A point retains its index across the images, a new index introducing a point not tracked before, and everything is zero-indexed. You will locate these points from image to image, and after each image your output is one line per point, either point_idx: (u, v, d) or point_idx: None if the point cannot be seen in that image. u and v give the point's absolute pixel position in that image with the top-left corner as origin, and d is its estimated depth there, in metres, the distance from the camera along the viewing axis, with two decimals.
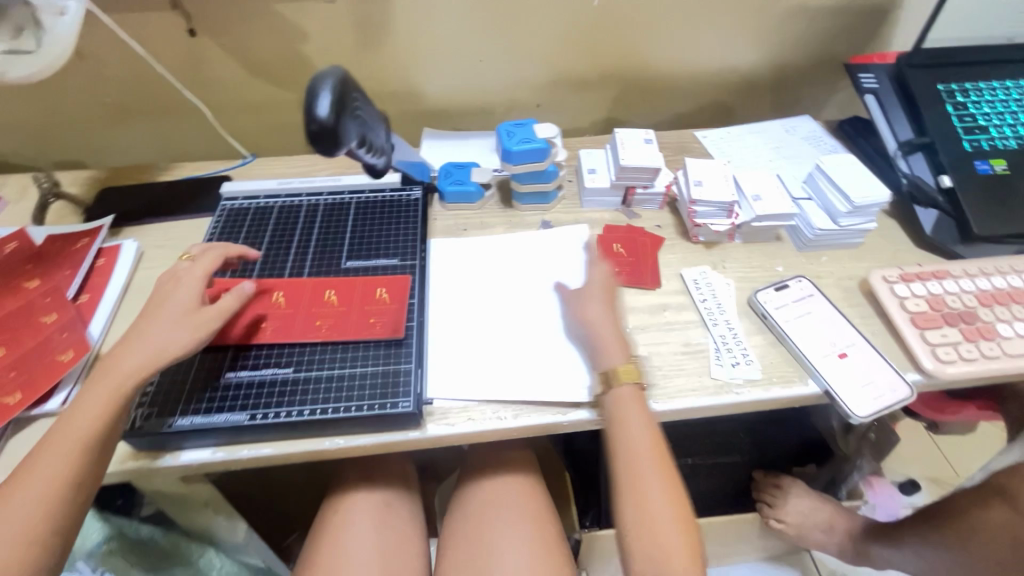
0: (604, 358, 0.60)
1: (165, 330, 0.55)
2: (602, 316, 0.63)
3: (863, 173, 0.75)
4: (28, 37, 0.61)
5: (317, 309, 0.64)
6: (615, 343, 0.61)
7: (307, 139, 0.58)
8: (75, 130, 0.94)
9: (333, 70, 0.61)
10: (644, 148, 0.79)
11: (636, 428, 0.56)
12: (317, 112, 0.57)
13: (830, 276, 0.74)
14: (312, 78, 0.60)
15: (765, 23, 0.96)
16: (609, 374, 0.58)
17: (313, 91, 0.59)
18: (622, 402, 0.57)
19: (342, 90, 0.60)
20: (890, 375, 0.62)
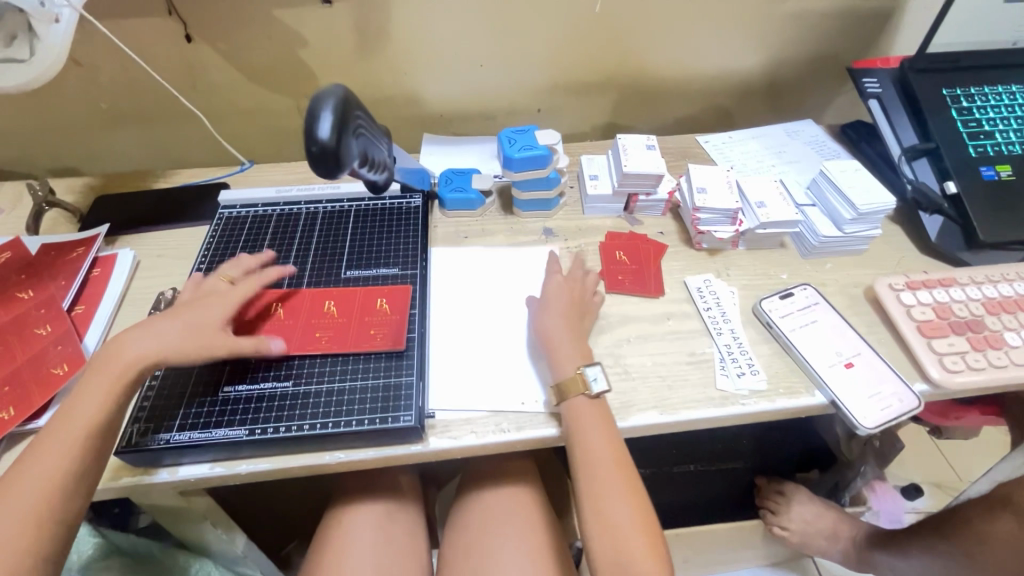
0: (557, 369, 0.60)
1: (165, 338, 0.55)
2: (559, 328, 0.62)
3: (867, 179, 0.75)
4: (22, 46, 0.60)
5: (316, 320, 0.64)
6: (572, 356, 0.60)
7: (308, 161, 0.58)
8: (71, 136, 0.93)
9: (335, 89, 0.61)
10: (646, 155, 0.78)
11: (593, 436, 0.55)
12: (318, 134, 0.57)
13: (835, 283, 0.73)
14: (313, 97, 0.60)
15: (767, 27, 0.95)
16: (562, 386, 0.58)
17: (314, 111, 0.58)
18: (578, 411, 0.57)
19: (343, 109, 0.59)
20: (896, 384, 0.61)
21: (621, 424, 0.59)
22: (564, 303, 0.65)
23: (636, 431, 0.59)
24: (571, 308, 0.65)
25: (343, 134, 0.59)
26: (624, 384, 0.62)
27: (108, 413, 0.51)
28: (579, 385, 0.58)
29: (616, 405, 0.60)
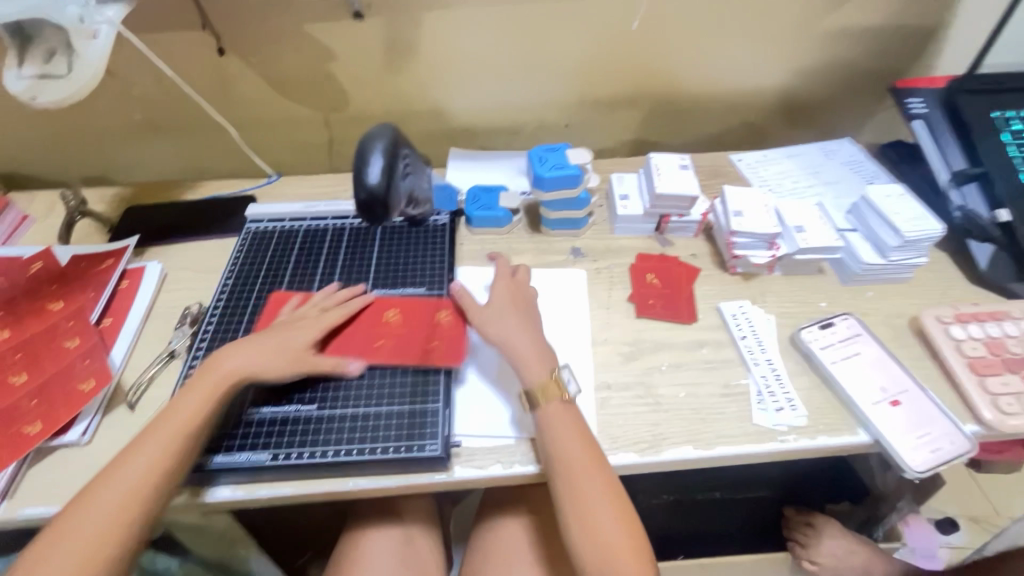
0: (526, 373, 0.57)
1: (257, 359, 0.56)
2: (516, 331, 0.60)
3: (913, 204, 0.72)
4: (61, 61, 0.60)
5: (379, 330, 0.63)
6: (537, 358, 0.58)
7: (358, 205, 0.63)
8: (105, 146, 0.94)
9: (384, 131, 0.65)
10: (679, 175, 0.76)
11: (571, 443, 0.53)
12: (368, 180, 0.62)
13: (877, 313, 0.70)
14: (364, 140, 0.65)
15: (805, 43, 0.93)
16: (534, 391, 0.56)
17: (364, 157, 0.63)
18: (554, 418, 0.55)
19: (391, 155, 0.64)
20: (945, 424, 0.58)
21: (652, 459, 0.57)
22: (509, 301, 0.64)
23: (668, 466, 0.57)
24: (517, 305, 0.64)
25: (391, 179, 0.63)
26: (656, 415, 0.60)
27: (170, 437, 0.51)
28: (553, 388, 0.56)
29: (648, 439, 0.58)
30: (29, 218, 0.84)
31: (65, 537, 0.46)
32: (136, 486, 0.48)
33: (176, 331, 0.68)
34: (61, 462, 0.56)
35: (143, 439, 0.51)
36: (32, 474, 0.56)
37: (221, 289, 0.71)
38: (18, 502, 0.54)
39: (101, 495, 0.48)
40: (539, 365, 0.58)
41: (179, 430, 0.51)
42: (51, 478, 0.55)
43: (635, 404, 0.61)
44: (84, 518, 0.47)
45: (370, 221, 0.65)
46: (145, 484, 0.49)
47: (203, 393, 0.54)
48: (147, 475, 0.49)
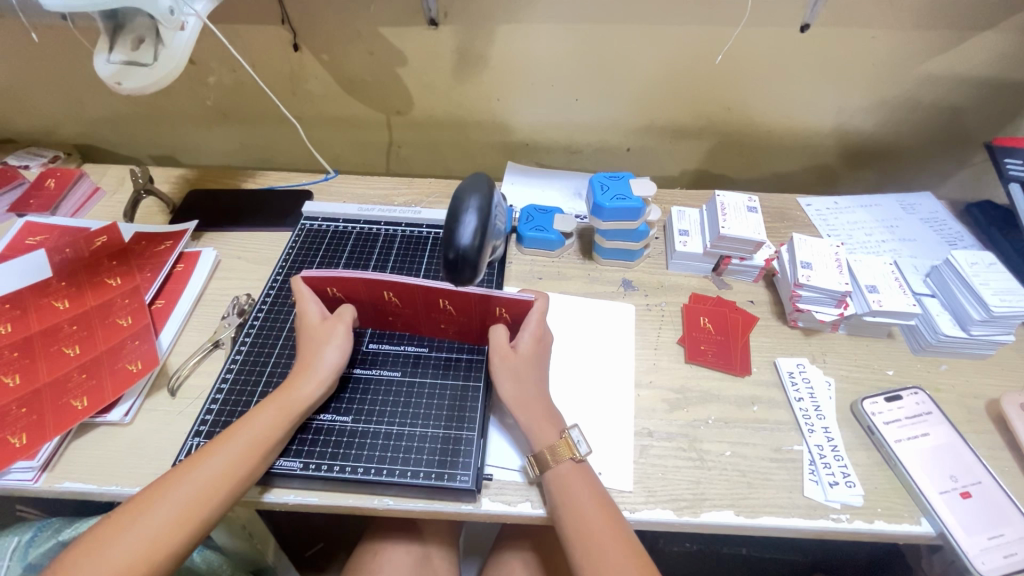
0: (535, 437, 0.53)
1: (339, 346, 0.58)
2: (524, 386, 0.56)
3: (1003, 275, 0.66)
4: (149, 50, 0.62)
5: (437, 316, 0.61)
6: (546, 419, 0.55)
7: (443, 263, 0.53)
8: (177, 127, 0.97)
9: (479, 181, 0.55)
10: (746, 218, 0.72)
11: (585, 504, 0.50)
12: (461, 239, 0.51)
13: (951, 390, 0.65)
14: (456, 192, 0.54)
15: (897, 88, 0.87)
16: (543, 455, 0.52)
17: (458, 210, 0.53)
18: (564, 479, 0.51)
19: (487, 211, 0.53)
20: (1021, 526, 0.53)
21: (690, 520, 0.53)
22: (528, 343, 0.58)
23: (706, 529, 0.54)
24: (536, 348, 0.59)
25: (485, 239, 0.53)
26: (698, 473, 0.57)
27: (226, 476, 0.48)
28: (563, 449, 0.53)
29: (688, 497, 0.55)
30: (100, 191, 0.87)
31: (128, 533, 0.44)
32: (202, 495, 0.47)
33: (223, 321, 0.68)
34: (101, 440, 0.57)
35: (219, 445, 0.50)
36: (73, 448, 0.57)
37: (271, 285, 0.71)
38: (58, 475, 0.55)
39: (173, 491, 0.47)
40: (546, 428, 0.54)
41: (255, 442, 0.51)
42: (92, 457, 0.56)
43: (676, 457, 0.58)
44: (127, 550, 0.43)
45: (452, 283, 0.54)
46: (216, 491, 0.48)
47: (271, 426, 0.52)
48: (217, 483, 0.48)
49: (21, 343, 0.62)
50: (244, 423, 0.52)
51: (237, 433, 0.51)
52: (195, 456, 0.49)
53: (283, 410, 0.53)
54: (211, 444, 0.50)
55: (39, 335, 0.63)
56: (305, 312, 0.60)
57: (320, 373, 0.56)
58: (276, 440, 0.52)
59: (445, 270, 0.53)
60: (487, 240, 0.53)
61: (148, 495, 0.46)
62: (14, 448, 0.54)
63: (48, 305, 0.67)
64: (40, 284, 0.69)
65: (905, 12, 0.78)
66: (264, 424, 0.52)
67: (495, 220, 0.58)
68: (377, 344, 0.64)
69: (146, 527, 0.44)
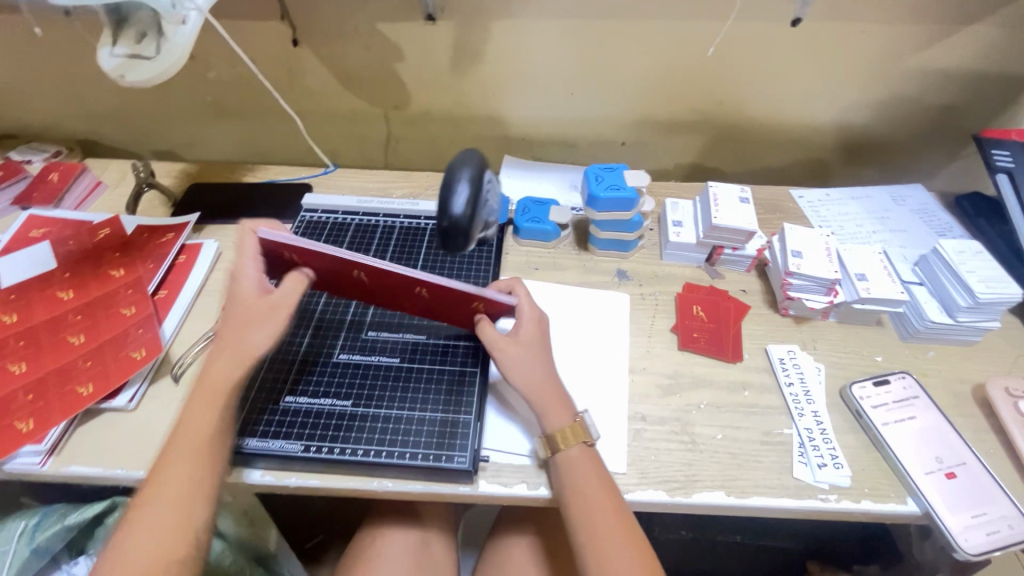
0: (547, 418, 0.54)
1: (262, 328, 0.54)
2: (532, 370, 0.56)
3: (988, 263, 0.67)
4: (151, 43, 0.63)
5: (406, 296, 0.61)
6: (557, 401, 0.55)
7: (437, 232, 0.56)
8: (177, 122, 0.98)
9: (472, 154, 0.57)
10: (738, 208, 0.74)
11: (593, 490, 0.51)
12: (454, 209, 0.54)
13: (938, 375, 0.66)
14: (450, 163, 0.57)
15: (887, 82, 0.88)
16: (554, 437, 0.53)
17: (451, 181, 0.55)
18: (574, 465, 0.52)
19: (479, 183, 0.56)
20: (1006, 506, 0.54)
21: (682, 500, 0.55)
22: (529, 330, 0.59)
23: (698, 509, 0.55)
24: (539, 336, 0.59)
25: (477, 209, 0.55)
26: (689, 455, 0.58)
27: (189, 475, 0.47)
28: (573, 433, 0.53)
29: (680, 479, 0.56)
30: (101, 185, 0.88)
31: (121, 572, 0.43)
32: (176, 509, 0.46)
33: None
34: (106, 426, 0.59)
35: (166, 463, 0.48)
36: (79, 433, 0.58)
37: None
38: (64, 459, 0.56)
39: (146, 517, 0.45)
40: (560, 410, 0.55)
41: (197, 440, 0.49)
42: (97, 442, 0.57)
43: (669, 440, 0.59)
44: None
45: (447, 250, 0.58)
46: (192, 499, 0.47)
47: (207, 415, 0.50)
48: (188, 492, 0.47)
49: (26, 332, 0.64)
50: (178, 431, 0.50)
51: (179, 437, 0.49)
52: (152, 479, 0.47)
53: (209, 399, 0.51)
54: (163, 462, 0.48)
55: (43, 324, 0.65)
56: (242, 285, 0.56)
57: (245, 354, 0.52)
58: (218, 426, 0.50)
59: (440, 238, 0.56)
60: (479, 211, 0.56)
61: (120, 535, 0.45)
62: (21, 433, 0.55)
63: (52, 295, 0.68)
64: (45, 276, 0.70)
65: (893, 7, 0.79)
66: (199, 420, 0.50)
67: (488, 192, 0.61)
68: (376, 331, 0.66)
69: (136, 552, 0.44)
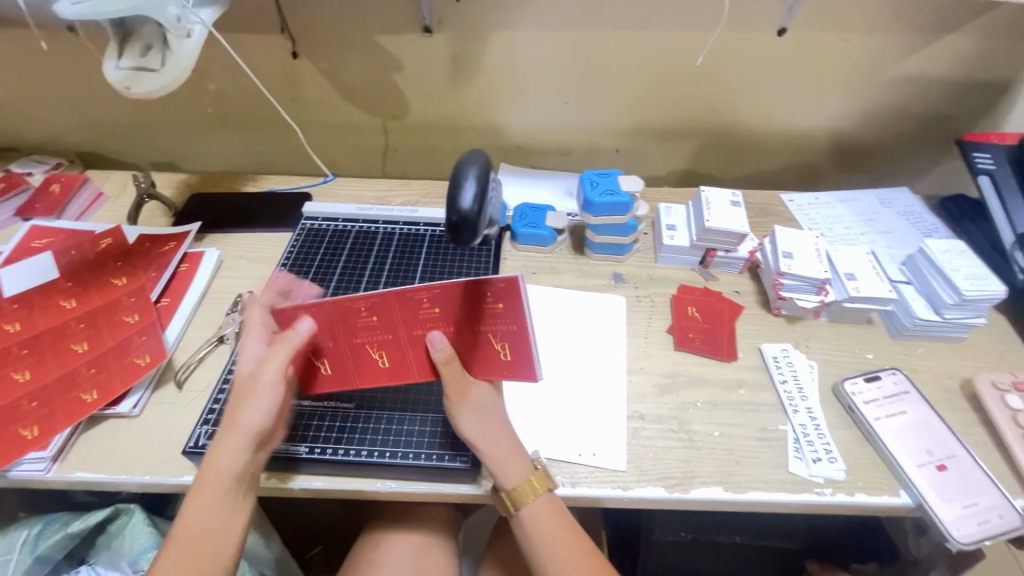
0: (505, 477, 0.52)
1: (266, 406, 0.48)
2: (484, 429, 0.53)
3: (973, 261, 0.69)
4: (156, 56, 0.65)
5: (418, 323, 0.52)
6: (514, 455, 0.53)
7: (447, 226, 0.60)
8: (178, 134, 0.99)
9: (477, 156, 0.63)
10: (730, 211, 0.76)
11: (558, 535, 0.52)
12: (462, 203, 0.59)
13: (927, 370, 0.68)
14: (457, 164, 0.62)
15: (871, 89, 0.91)
16: (515, 494, 0.52)
17: (459, 179, 0.61)
18: (539, 515, 0.52)
19: (485, 179, 0.61)
20: (995, 496, 0.55)
21: (681, 496, 0.56)
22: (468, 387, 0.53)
23: (696, 505, 0.56)
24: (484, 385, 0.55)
25: (483, 203, 0.60)
26: (687, 452, 0.59)
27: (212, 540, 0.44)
28: (536, 484, 0.53)
29: (678, 475, 0.57)
30: (103, 196, 0.89)
31: None
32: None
33: (227, 317, 0.70)
34: (109, 432, 0.59)
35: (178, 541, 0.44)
36: (84, 439, 0.59)
37: None
38: (70, 465, 0.56)
39: None
40: (519, 463, 0.53)
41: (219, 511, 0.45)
42: (102, 448, 0.58)
43: (666, 438, 0.60)
44: None
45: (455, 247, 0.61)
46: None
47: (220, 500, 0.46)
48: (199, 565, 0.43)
49: (30, 341, 0.64)
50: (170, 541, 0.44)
51: (175, 543, 0.44)
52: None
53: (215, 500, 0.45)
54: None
55: (47, 332, 0.65)
56: (254, 412, 0.48)
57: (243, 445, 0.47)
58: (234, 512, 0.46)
59: (448, 232, 0.60)
60: (485, 205, 0.61)
61: None
62: (26, 439, 0.56)
63: (54, 304, 0.68)
64: (47, 284, 0.71)
65: (875, 16, 0.82)
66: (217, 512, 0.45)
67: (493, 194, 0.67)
68: None
69: None
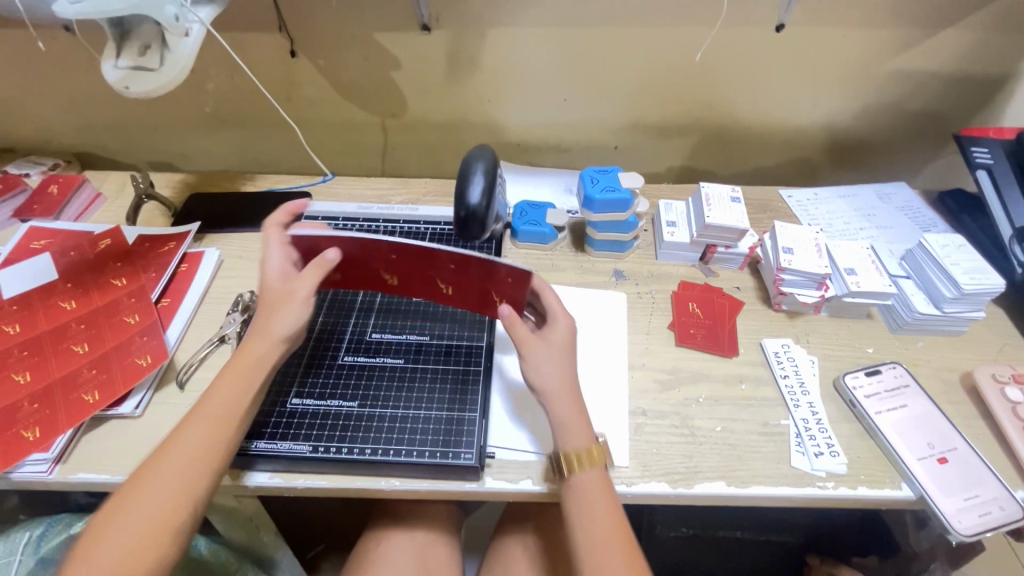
0: (565, 439, 0.52)
1: (299, 313, 0.54)
2: (559, 383, 0.54)
3: (973, 255, 0.69)
4: (155, 55, 0.64)
5: (433, 271, 0.60)
6: (579, 420, 0.53)
7: (457, 220, 0.66)
8: (175, 134, 0.99)
9: (484, 152, 0.68)
10: (730, 207, 0.76)
11: (600, 515, 0.50)
12: (470, 198, 0.65)
13: (927, 364, 0.68)
14: (465, 159, 0.68)
15: (869, 84, 0.91)
16: (571, 457, 0.51)
17: (468, 174, 0.66)
18: (584, 485, 0.51)
19: (492, 175, 0.67)
20: (995, 488, 0.56)
21: (684, 491, 0.56)
22: (554, 332, 0.57)
23: (699, 500, 0.57)
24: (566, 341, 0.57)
25: (490, 198, 0.66)
26: (690, 447, 0.59)
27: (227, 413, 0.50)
28: (591, 455, 0.52)
29: (682, 470, 0.57)
30: (101, 196, 0.89)
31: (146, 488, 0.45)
32: (198, 456, 0.47)
33: (227, 316, 0.70)
34: (112, 432, 0.59)
35: (193, 419, 0.50)
36: (86, 440, 0.59)
37: None
38: (72, 466, 0.56)
39: (157, 472, 0.46)
40: (580, 429, 0.53)
41: (230, 407, 0.50)
42: (104, 448, 0.58)
43: (669, 433, 0.61)
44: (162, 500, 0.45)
45: (463, 237, 0.68)
46: (182, 501, 0.46)
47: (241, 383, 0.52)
48: (207, 440, 0.48)
49: (31, 342, 0.64)
50: (197, 409, 0.50)
51: (207, 408, 0.50)
52: (155, 456, 0.47)
53: (239, 380, 0.52)
54: (172, 438, 0.49)
55: (48, 333, 0.65)
56: (285, 318, 0.54)
57: (275, 340, 0.53)
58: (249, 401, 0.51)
59: (457, 224, 0.67)
60: (490, 199, 0.67)
61: (154, 462, 0.47)
62: (28, 441, 0.56)
63: (54, 305, 0.68)
64: (47, 286, 0.71)
65: (873, 12, 0.82)
66: (234, 394, 0.51)
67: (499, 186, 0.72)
68: (380, 333, 0.67)
69: (157, 491, 0.45)
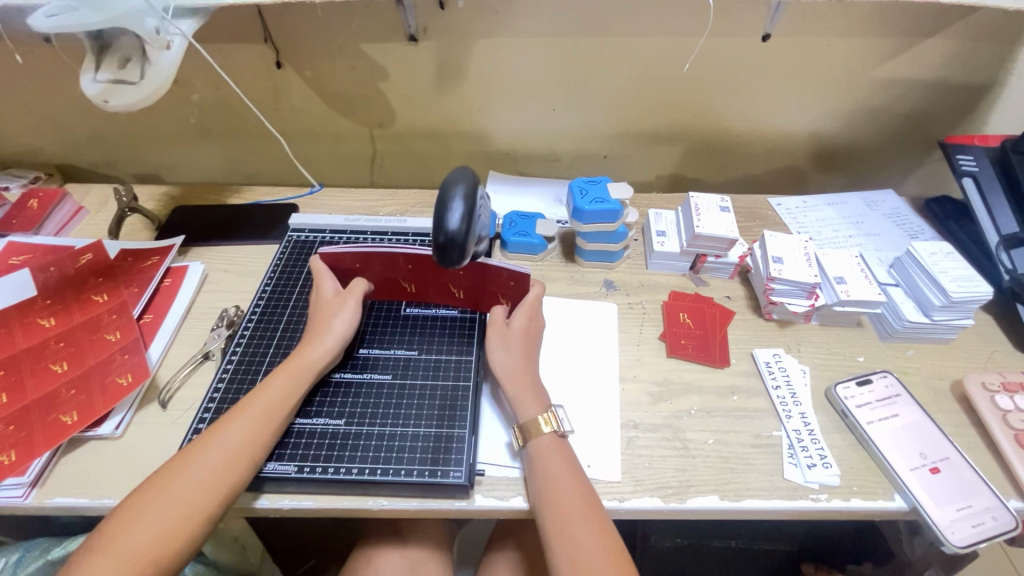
0: (519, 410, 0.57)
1: (352, 320, 0.62)
2: (511, 357, 0.60)
3: (960, 263, 0.70)
4: (135, 69, 0.63)
5: (445, 277, 0.66)
6: (531, 394, 0.58)
7: (433, 248, 0.57)
8: (160, 146, 0.98)
9: (465, 174, 0.60)
10: (720, 217, 0.76)
11: (559, 473, 0.52)
12: (449, 224, 0.56)
13: (918, 373, 0.68)
14: (443, 182, 0.59)
15: (855, 93, 0.92)
16: (527, 425, 0.55)
17: (446, 198, 0.57)
18: (544, 448, 0.54)
19: (473, 199, 0.58)
20: (988, 498, 0.55)
21: (677, 506, 0.55)
22: (522, 319, 0.63)
23: (693, 514, 0.56)
24: (526, 328, 0.63)
25: (471, 224, 0.57)
26: (683, 461, 0.59)
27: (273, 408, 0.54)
28: (546, 422, 0.55)
29: (674, 485, 0.57)
30: (83, 210, 0.87)
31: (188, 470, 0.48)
32: (240, 446, 0.51)
33: (212, 332, 0.69)
34: (90, 454, 0.57)
35: (244, 407, 0.54)
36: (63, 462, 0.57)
37: (258, 296, 0.72)
38: (47, 490, 0.54)
39: (201, 456, 0.49)
40: (533, 399, 0.57)
41: (274, 403, 0.55)
42: (82, 471, 0.56)
43: (661, 447, 0.60)
44: (203, 482, 0.48)
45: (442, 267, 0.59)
46: (219, 487, 0.48)
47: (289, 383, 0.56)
48: (251, 433, 0.52)
49: (7, 361, 0.62)
50: (252, 397, 0.55)
51: (252, 403, 0.54)
52: (195, 447, 0.50)
53: (292, 377, 0.57)
54: (211, 430, 0.52)
55: (25, 353, 0.63)
56: (339, 324, 0.61)
57: (329, 341, 0.60)
58: (294, 400, 0.56)
59: (435, 254, 0.57)
60: (474, 224, 0.58)
61: (198, 446, 0.50)
62: (3, 465, 0.54)
63: (32, 323, 0.67)
64: (25, 303, 0.69)
65: (858, 22, 0.83)
66: (282, 390, 0.56)
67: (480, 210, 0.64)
68: (368, 348, 0.65)
69: (201, 473, 0.48)
